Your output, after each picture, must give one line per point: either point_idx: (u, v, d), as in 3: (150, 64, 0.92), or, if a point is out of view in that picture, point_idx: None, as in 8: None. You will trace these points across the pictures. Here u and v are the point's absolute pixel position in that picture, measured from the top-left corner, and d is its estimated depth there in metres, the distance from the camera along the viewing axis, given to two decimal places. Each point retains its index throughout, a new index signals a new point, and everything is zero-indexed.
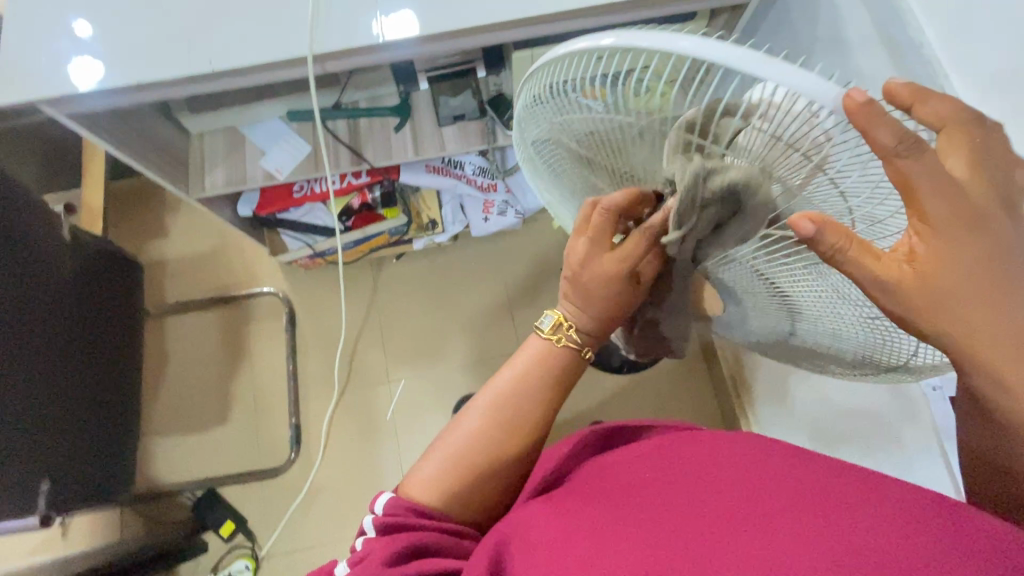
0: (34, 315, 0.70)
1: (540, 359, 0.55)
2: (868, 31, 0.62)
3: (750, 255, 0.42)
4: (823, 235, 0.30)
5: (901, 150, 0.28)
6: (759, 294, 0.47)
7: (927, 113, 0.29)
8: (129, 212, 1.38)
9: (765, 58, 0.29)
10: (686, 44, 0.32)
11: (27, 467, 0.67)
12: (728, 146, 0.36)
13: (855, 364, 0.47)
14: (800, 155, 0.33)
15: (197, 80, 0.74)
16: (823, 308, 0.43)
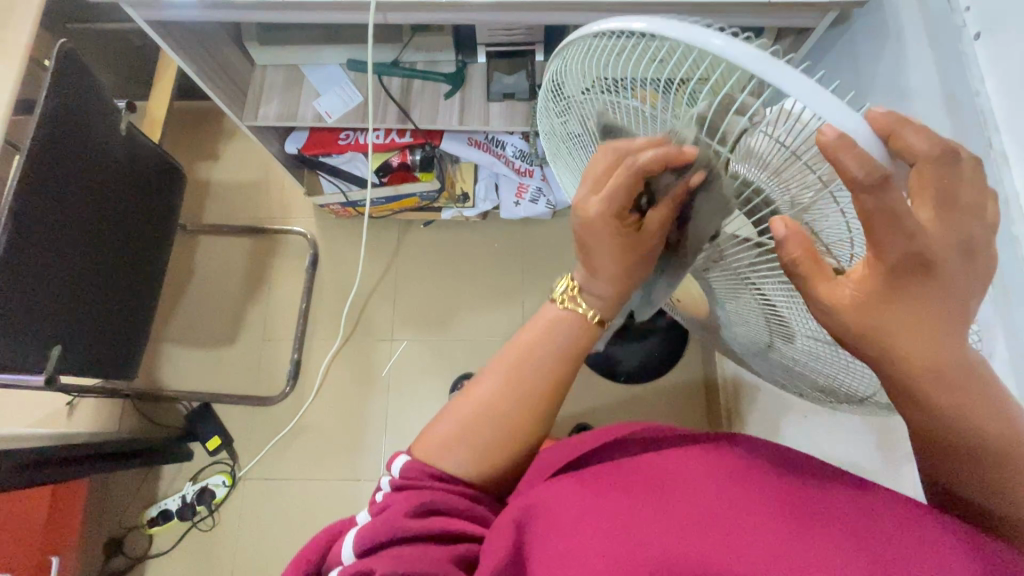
0: (85, 198, 0.75)
1: (556, 330, 0.50)
2: (924, 74, 0.61)
3: (741, 264, 0.42)
4: (785, 241, 0.31)
5: (868, 185, 0.27)
6: (741, 303, 0.48)
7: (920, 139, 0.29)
8: (189, 131, 1.46)
9: (770, 62, 0.29)
10: (715, 42, 0.31)
11: (44, 330, 0.71)
12: (736, 148, 0.35)
13: (824, 386, 0.48)
14: (807, 168, 0.32)
15: (268, 8, 0.78)
16: (801, 329, 0.44)
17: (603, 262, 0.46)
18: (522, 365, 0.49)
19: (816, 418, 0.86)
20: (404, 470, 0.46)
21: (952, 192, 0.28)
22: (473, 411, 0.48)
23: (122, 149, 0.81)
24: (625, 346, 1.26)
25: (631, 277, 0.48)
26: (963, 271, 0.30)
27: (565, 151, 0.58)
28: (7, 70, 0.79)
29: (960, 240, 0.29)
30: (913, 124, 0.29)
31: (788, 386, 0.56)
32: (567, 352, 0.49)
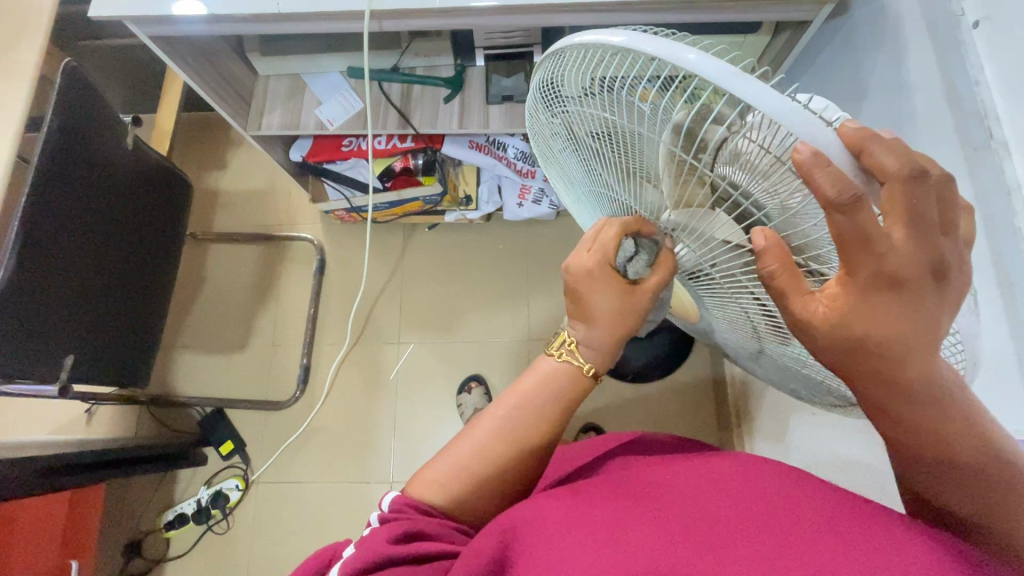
0: (93, 209, 0.76)
1: (553, 381, 0.52)
2: (924, 63, 0.60)
3: (730, 272, 0.42)
4: (764, 254, 0.32)
5: (842, 205, 0.27)
6: (732, 310, 0.48)
7: (889, 153, 0.28)
8: (198, 141, 1.49)
9: (739, 74, 0.29)
10: (689, 56, 0.31)
11: (56, 338, 0.73)
12: (718, 154, 0.35)
13: (823, 389, 0.48)
14: (792, 174, 0.32)
15: (265, 19, 0.79)
16: (791, 334, 0.43)
17: (598, 313, 0.50)
18: (516, 412, 0.51)
19: (824, 415, 0.84)
20: (393, 504, 0.46)
21: (920, 212, 0.28)
22: (464, 456, 0.49)
23: (129, 162, 0.83)
24: (633, 345, 1.25)
25: (622, 326, 0.51)
26: (937, 290, 0.29)
27: (556, 158, 0.58)
28: (18, 90, 0.81)
29: (934, 258, 0.28)
30: (881, 138, 0.28)
31: (784, 389, 0.56)
32: (562, 403, 0.52)
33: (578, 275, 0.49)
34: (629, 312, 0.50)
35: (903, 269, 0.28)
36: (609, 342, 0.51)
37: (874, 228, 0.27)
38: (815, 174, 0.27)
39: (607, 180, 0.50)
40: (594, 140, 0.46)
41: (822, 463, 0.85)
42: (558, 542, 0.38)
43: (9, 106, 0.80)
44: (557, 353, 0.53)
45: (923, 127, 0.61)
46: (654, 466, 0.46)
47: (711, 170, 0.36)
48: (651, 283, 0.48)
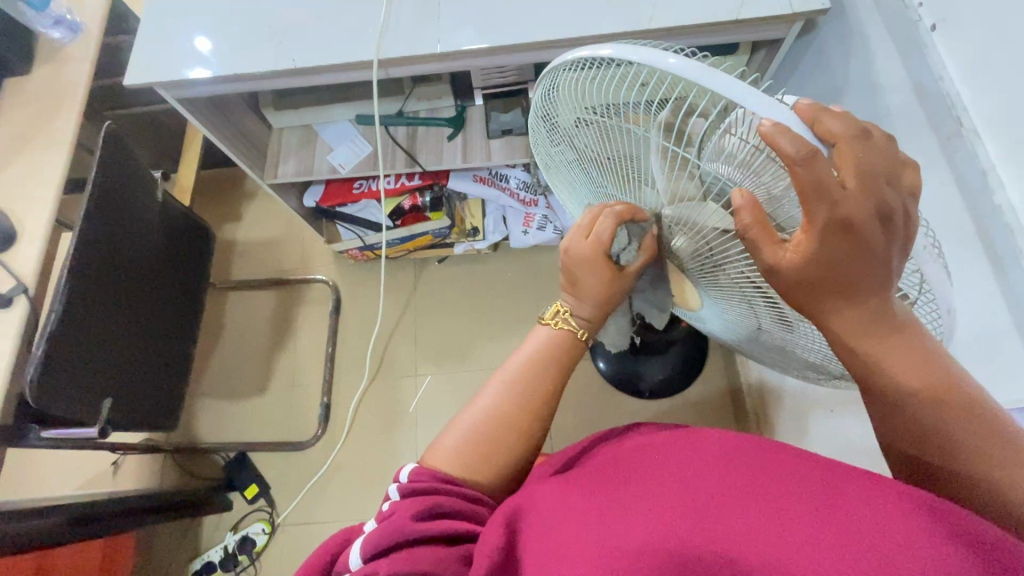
0: (132, 256, 0.80)
1: (551, 346, 0.60)
2: (891, 67, 0.65)
3: (728, 255, 0.45)
4: (742, 210, 0.34)
5: (799, 160, 0.31)
6: (731, 295, 0.51)
7: (837, 125, 0.32)
8: (214, 196, 1.56)
9: (714, 70, 0.34)
10: (669, 60, 0.36)
11: (98, 383, 0.75)
12: (705, 147, 0.39)
13: (818, 363, 0.51)
14: (772, 160, 0.35)
15: (284, 75, 0.86)
16: (784, 313, 0.47)
17: (590, 288, 0.59)
18: (513, 382, 0.56)
19: (841, 408, 0.85)
20: (412, 476, 0.48)
21: (866, 166, 0.32)
22: (473, 429, 0.53)
23: (159, 210, 0.88)
24: (648, 361, 1.26)
25: (611, 298, 0.60)
26: (884, 234, 0.33)
27: (560, 171, 0.63)
28: (59, 153, 0.88)
29: (884, 210, 0.33)
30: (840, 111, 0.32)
31: (785, 367, 0.59)
32: (562, 365, 0.59)
33: (576, 258, 0.57)
34: (616, 290, 0.59)
35: (853, 213, 0.32)
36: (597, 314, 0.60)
37: (829, 174, 0.31)
38: (778, 140, 0.31)
39: (608, 183, 0.55)
40: (595, 149, 0.51)
41: (841, 458, 0.86)
42: (562, 531, 0.40)
43: (49, 171, 0.87)
44: (555, 321, 0.61)
45: (899, 125, 0.65)
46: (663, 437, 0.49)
47: (700, 165, 0.41)
48: (636, 264, 0.57)
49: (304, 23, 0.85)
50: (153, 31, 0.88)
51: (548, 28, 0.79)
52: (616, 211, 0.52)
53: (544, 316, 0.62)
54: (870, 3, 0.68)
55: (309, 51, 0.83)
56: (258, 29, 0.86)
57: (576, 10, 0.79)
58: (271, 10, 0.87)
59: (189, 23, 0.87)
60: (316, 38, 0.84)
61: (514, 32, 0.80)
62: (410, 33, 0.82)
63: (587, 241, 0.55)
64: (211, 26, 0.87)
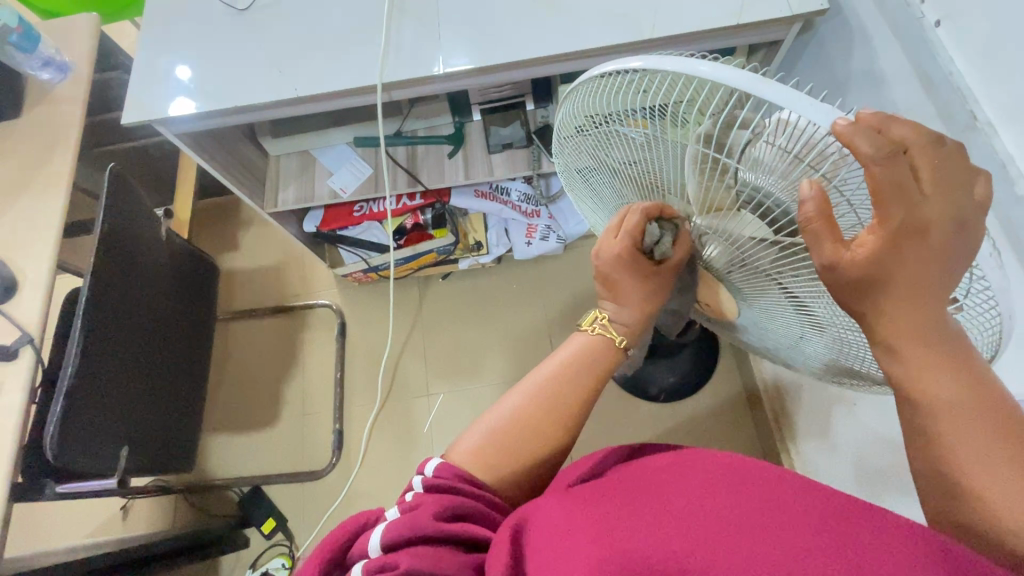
0: (142, 298, 0.78)
1: (588, 351, 0.60)
2: (896, 63, 0.66)
3: (763, 261, 0.45)
4: (807, 202, 0.33)
5: (878, 158, 0.30)
6: (769, 300, 0.50)
7: (896, 134, 0.32)
8: (210, 226, 1.54)
9: (758, 79, 0.34)
10: (705, 69, 0.36)
11: (115, 432, 0.73)
12: (741, 156, 0.39)
13: (857, 370, 0.50)
14: (813, 169, 0.35)
15: (284, 104, 0.85)
16: (821, 316, 0.46)
17: (625, 293, 0.61)
18: (542, 391, 0.56)
19: (862, 402, 0.85)
20: (435, 471, 0.48)
21: (945, 169, 0.32)
22: (499, 426, 0.54)
23: (164, 248, 0.86)
24: (658, 366, 1.27)
25: (648, 301, 0.62)
26: (962, 240, 0.33)
27: (579, 180, 0.64)
28: (57, 197, 0.86)
29: (946, 213, 0.32)
30: (897, 118, 0.32)
31: (825, 376, 0.58)
32: (596, 369, 0.59)
33: (609, 258, 0.58)
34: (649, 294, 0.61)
35: (931, 217, 0.32)
36: (635, 319, 0.62)
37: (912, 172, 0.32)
38: (855, 141, 0.30)
39: (633, 192, 0.55)
40: (621, 158, 0.51)
41: (869, 451, 0.86)
42: (569, 546, 0.39)
43: (48, 215, 0.85)
44: (592, 327, 0.63)
45: (909, 120, 0.66)
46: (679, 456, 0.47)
47: (736, 173, 0.40)
48: (672, 261, 0.56)
49: (302, 50, 0.84)
50: (147, 67, 0.86)
51: (550, 43, 0.79)
52: (642, 209, 0.52)
53: (582, 323, 0.63)
54: (869, 4, 0.69)
55: (309, 78, 0.82)
56: (255, 58, 0.85)
57: (576, 23, 0.79)
58: (267, 38, 0.86)
59: (173, 54, 0.87)
60: (316, 65, 0.83)
61: (516, 49, 0.80)
62: (411, 56, 0.82)
63: (617, 243, 0.56)
64: (205, 60, 0.86)
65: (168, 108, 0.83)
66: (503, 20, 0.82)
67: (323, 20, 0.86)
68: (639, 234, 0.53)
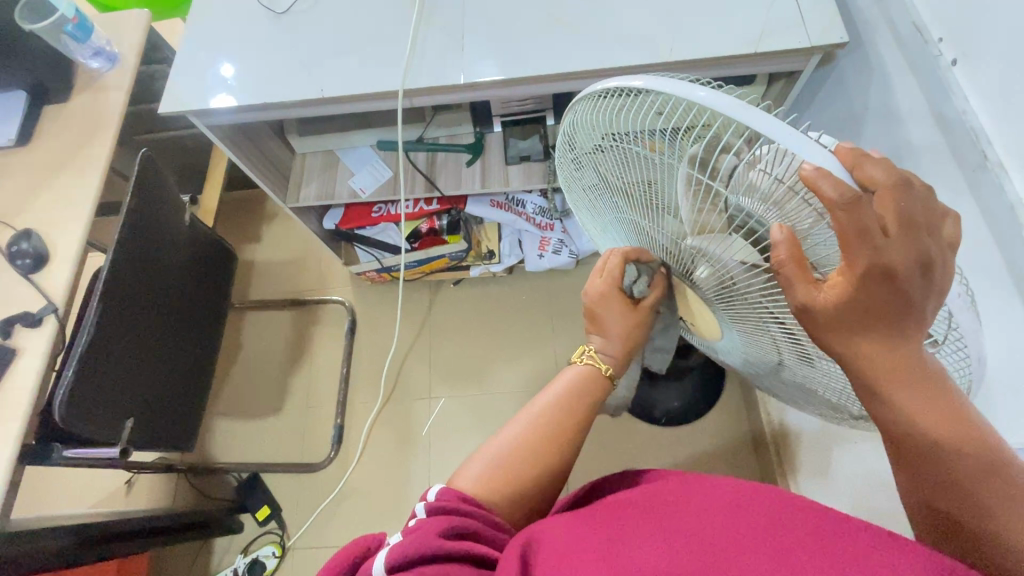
0: (160, 277, 0.82)
1: (578, 381, 0.63)
2: (912, 98, 0.66)
3: (751, 287, 0.45)
4: (778, 245, 0.35)
5: (842, 204, 0.31)
6: (755, 328, 0.51)
7: (865, 175, 0.33)
8: (236, 217, 1.60)
9: (746, 107, 0.35)
10: (700, 94, 0.37)
11: (121, 403, 0.76)
12: (729, 181, 0.39)
13: (840, 401, 0.50)
14: (802, 199, 0.36)
15: (310, 104, 0.89)
16: (805, 346, 0.46)
17: (612, 326, 0.65)
18: (543, 415, 0.58)
19: (862, 441, 0.83)
20: (440, 494, 0.46)
21: (909, 215, 0.33)
22: (501, 454, 0.54)
23: (186, 233, 0.90)
24: (663, 389, 1.26)
25: (634, 336, 0.65)
26: (924, 284, 0.34)
27: (583, 196, 0.65)
28: (92, 178, 0.91)
29: (918, 254, 0.33)
30: (870, 158, 0.33)
31: (808, 406, 0.58)
32: (589, 399, 0.62)
33: (596, 298, 0.64)
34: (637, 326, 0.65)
35: (895, 261, 0.32)
36: (621, 351, 0.65)
37: (875, 222, 0.32)
38: (820, 184, 0.31)
39: (630, 211, 0.55)
40: (620, 176, 0.52)
41: (866, 493, 0.83)
42: (557, 555, 0.39)
43: (82, 194, 0.90)
44: (581, 359, 0.66)
45: (921, 157, 0.65)
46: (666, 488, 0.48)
47: (727, 197, 0.41)
48: (649, 301, 0.63)
49: (333, 55, 0.88)
50: (188, 62, 0.92)
51: (568, 60, 0.81)
52: (622, 251, 0.59)
53: (572, 358, 0.67)
54: (889, 37, 0.69)
55: (335, 80, 0.86)
56: (287, 60, 0.89)
57: (596, 42, 0.81)
58: (301, 41, 0.90)
59: (219, 51, 0.92)
60: (344, 69, 0.87)
61: (536, 64, 0.82)
62: (434, 65, 0.85)
63: (600, 280, 0.63)
64: (240, 59, 0.90)
65: (210, 102, 0.88)
66: (525, 35, 0.84)
67: (355, 26, 0.90)
68: (620, 274, 0.61)
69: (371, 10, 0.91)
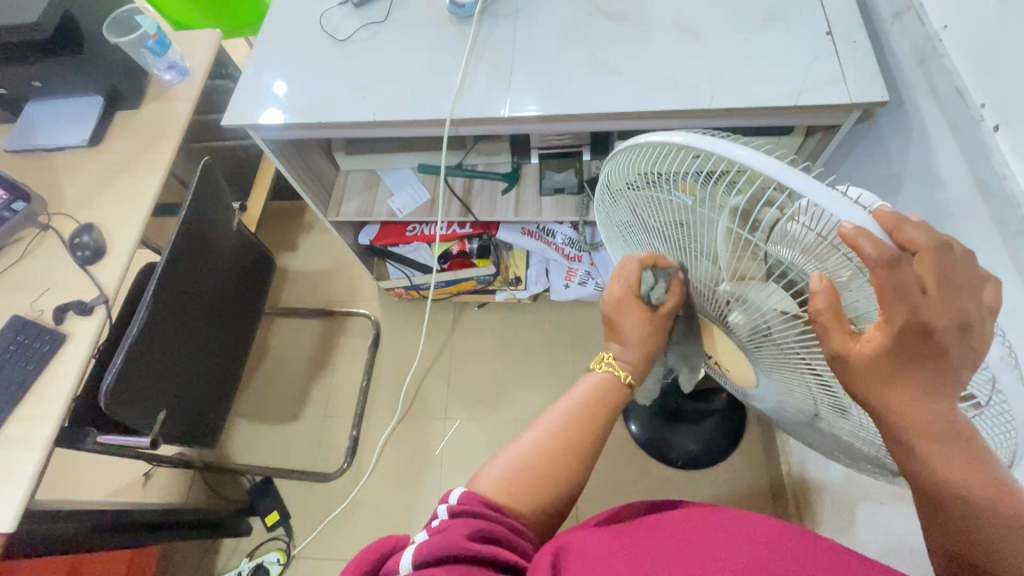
0: (205, 278, 0.86)
1: (596, 388, 0.63)
2: (952, 161, 0.66)
3: (787, 336, 0.46)
4: (816, 295, 0.36)
5: (882, 262, 0.32)
6: (789, 375, 0.51)
7: (904, 237, 0.34)
8: (275, 226, 1.66)
9: (786, 168, 0.36)
10: (740, 152, 0.39)
11: (157, 395, 0.79)
12: (769, 233, 0.40)
13: (877, 455, 0.50)
14: (841, 253, 0.37)
15: (360, 126, 0.94)
16: (840, 396, 0.46)
17: (629, 331, 0.63)
18: (564, 422, 0.59)
19: (888, 503, 0.81)
20: (462, 498, 0.47)
21: (947, 276, 0.34)
22: (526, 461, 0.55)
23: (232, 237, 0.94)
24: (681, 431, 1.24)
25: (653, 342, 0.63)
26: (964, 342, 0.34)
27: (619, 234, 0.66)
28: (153, 181, 0.97)
29: (957, 314, 0.34)
30: (910, 221, 0.34)
31: (842, 456, 0.57)
32: (608, 404, 0.62)
33: (613, 304, 0.64)
34: (655, 330, 0.63)
35: (933, 319, 0.33)
36: (641, 358, 0.64)
37: (915, 278, 0.33)
38: (860, 243, 0.32)
39: (667, 253, 0.57)
40: (659, 219, 0.54)
41: (891, 559, 0.80)
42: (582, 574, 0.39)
43: (142, 196, 0.96)
44: (599, 365, 0.66)
45: (960, 219, 0.65)
46: (693, 520, 0.47)
47: (766, 248, 0.42)
48: (667, 305, 0.60)
49: (387, 83, 0.93)
50: (249, 81, 0.98)
51: (610, 102, 0.84)
52: (639, 258, 0.59)
53: (593, 363, 0.67)
54: (931, 101, 0.70)
55: (387, 107, 0.91)
56: (343, 85, 0.94)
57: (638, 87, 0.84)
58: (358, 68, 0.95)
59: (273, 73, 0.98)
60: (395, 97, 0.92)
61: (578, 104, 0.85)
62: (480, 99, 0.89)
63: (616, 287, 0.62)
64: (297, 82, 0.96)
65: (259, 118, 0.94)
66: (569, 76, 0.88)
67: (406, 59, 0.95)
68: (636, 280, 0.59)
69: (425, 44, 0.96)
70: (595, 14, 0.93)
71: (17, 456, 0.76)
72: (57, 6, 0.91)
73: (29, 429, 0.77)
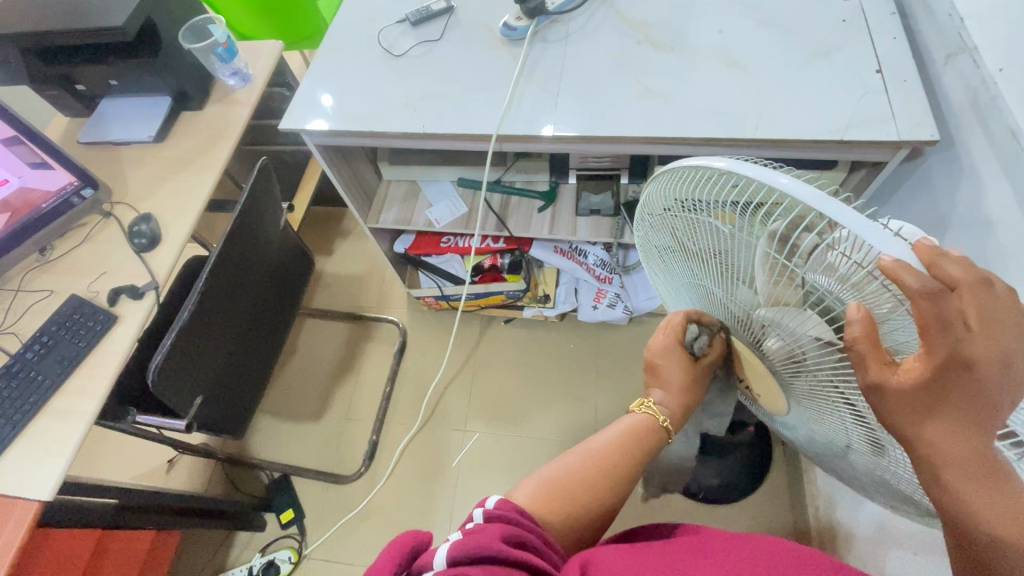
0: (250, 271, 0.89)
1: (637, 428, 0.67)
2: (1005, 203, 0.65)
3: (823, 365, 0.45)
4: (854, 324, 0.36)
5: (923, 293, 0.32)
6: (823, 406, 0.50)
7: (946, 269, 0.34)
8: (314, 230, 1.72)
9: (826, 197, 0.37)
10: (781, 180, 0.39)
11: (195, 381, 0.81)
12: (808, 259, 0.40)
13: (913, 496, 0.48)
14: (879, 283, 0.37)
15: (408, 137, 0.97)
16: (873, 431, 0.46)
17: (673, 380, 0.68)
18: (600, 452, 0.62)
19: (921, 554, 0.77)
20: (498, 504, 0.47)
21: (991, 314, 0.33)
22: (556, 478, 0.58)
23: (279, 235, 0.97)
24: (704, 463, 1.21)
25: (695, 389, 0.69)
26: (1006, 379, 0.33)
27: (656, 255, 0.67)
28: (208, 178, 1.02)
29: (1001, 352, 0.33)
30: (951, 256, 0.34)
31: (876, 495, 0.56)
32: (644, 445, 0.65)
33: (657, 353, 0.68)
34: (696, 376, 0.68)
35: (976, 355, 0.33)
36: (682, 405, 0.68)
37: (957, 313, 0.33)
38: (901, 276, 0.33)
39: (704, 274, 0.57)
40: (695, 241, 0.54)
41: None
42: None
43: (197, 191, 1.01)
44: (640, 408, 0.69)
45: (1012, 262, 0.63)
46: (728, 547, 0.46)
47: (803, 275, 0.42)
48: (710, 357, 0.65)
49: (436, 98, 0.97)
50: (305, 90, 1.03)
51: (653, 127, 0.86)
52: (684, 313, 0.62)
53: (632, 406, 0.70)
54: (983, 142, 0.70)
55: (435, 120, 0.94)
56: (393, 98, 0.99)
57: (684, 114, 0.86)
58: (409, 83, 1.00)
59: (326, 83, 1.03)
60: (444, 111, 0.95)
61: (621, 127, 0.87)
62: (526, 116, 0.92)
63: (660, 336, 0.67)
64: (349, 93, 1.01)
65: (308, 124, 0.98)
66: (614, 100, 0.90)
67: (455, 77, 0.99)
68: (681, 331, 0.63)
69: (475, 63, 1.00)
70: (642, 42, 0.96)
71: (61, 427, 0.79)
72: (139, 13, 0.99)
73: (74, 404, 0.81)
